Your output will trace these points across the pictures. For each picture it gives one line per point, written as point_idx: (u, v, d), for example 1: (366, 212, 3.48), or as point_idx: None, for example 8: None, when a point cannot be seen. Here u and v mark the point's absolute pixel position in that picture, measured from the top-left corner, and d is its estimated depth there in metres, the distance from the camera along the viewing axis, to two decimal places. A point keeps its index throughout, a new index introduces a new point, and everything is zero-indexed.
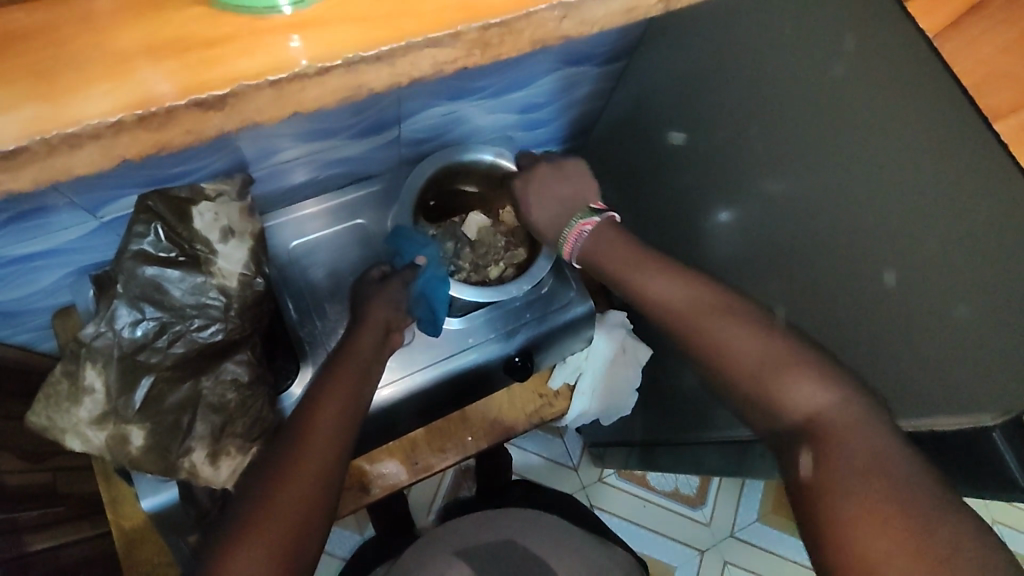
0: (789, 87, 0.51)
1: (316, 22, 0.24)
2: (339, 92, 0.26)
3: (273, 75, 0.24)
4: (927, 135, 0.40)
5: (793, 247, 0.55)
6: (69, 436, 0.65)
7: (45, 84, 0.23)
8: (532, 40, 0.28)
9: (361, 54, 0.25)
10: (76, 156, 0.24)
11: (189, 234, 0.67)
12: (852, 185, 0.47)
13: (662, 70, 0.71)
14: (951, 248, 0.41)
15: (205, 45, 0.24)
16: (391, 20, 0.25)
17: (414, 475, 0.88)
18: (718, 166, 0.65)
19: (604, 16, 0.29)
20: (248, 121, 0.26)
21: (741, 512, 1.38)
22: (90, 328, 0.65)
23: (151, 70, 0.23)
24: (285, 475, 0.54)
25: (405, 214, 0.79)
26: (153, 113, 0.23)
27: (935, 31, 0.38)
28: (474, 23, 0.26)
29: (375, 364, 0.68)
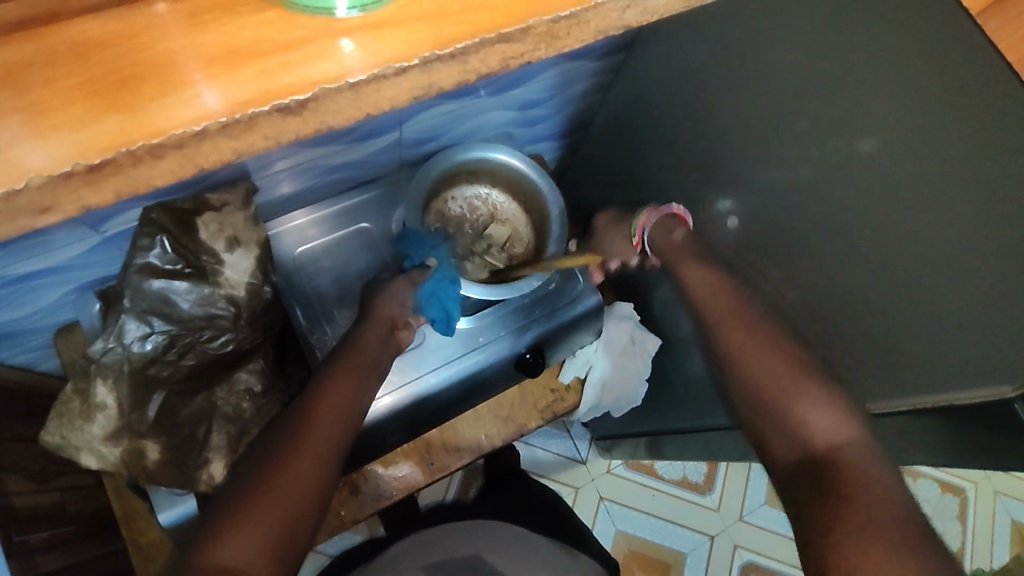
0: (783, 75, 0.50)
1: (389, 22, 0.25)
2: (408, 94, 0.26)
3: (351, 77, 0.24)
4: (933, 119, 0.40)
5: (789, 237, 0.54)
6: (84, 453, 0.64)
7: (127, 97, 0.23)
8: (597, 31, 0.28)
9: (438, 52, 0.25)
10: (156, 167, 0.24)
11: (195, 246, 0.65)
12: (853, 172, 0.46)
13: (653, 65, 0.70)
14: (948, 232, 0.40)
15: (282, 50, 0.24)
16: (465, 15, 0.25)
17: (431, 476, 0.88)
18: (710, 155, 0.64)
19: (665, 6, 0.28)
20: (324, 126, 0.26)
21: (749, 496, 1.39)
22: (99, 343, 0.63)
23: (227, 79, 0.24)
24: (283, 464, 0.55)
25: (413, 214, 0.78)
26: (237, 120, 0.23)
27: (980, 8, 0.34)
28: (545, 15, 0.25)
29: (382, 360, 0.67)
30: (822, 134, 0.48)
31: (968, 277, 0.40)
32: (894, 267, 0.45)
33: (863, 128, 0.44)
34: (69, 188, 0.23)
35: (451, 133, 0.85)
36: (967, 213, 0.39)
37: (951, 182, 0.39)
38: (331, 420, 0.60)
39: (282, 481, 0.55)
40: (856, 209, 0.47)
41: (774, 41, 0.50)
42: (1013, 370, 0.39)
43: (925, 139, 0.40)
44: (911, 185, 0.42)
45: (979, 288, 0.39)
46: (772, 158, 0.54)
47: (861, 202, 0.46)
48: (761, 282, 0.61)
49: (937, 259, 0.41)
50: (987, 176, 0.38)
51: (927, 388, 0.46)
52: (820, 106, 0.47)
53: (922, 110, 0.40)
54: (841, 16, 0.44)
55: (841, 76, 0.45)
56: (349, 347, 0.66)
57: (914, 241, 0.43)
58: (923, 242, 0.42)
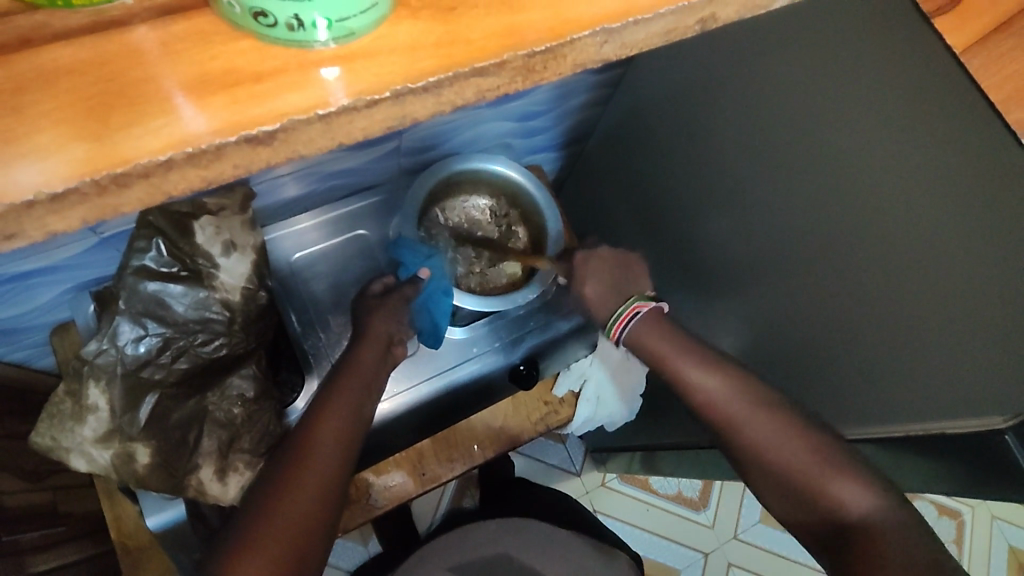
0: (779, 103, 0.49)
1: (363, 53, 0.24)
2: (381, 125, 0.25)
3: (321, 109, 0.23)
4: (937, 155, 0.38)
5: (783, 264, 0.54)
6: (74, 456, 0.61)
7: (95, 123, 0.22)
8: (575, 65, 0.26)
9: (410, 85, 0.24)
10: (124, 196, 0.23)
11: (191, 249, 0.64)
12: (855, 202, 0.45)
13: (652, 84, 0.69)
14: (951, 268, 0.39)
15: (254, 80, 0.23)
16: (440, 49, 0.24)
17: (422, 486, 0.86)
18: (707, 177, 0.63)
19: (644, 40, 0.27)
20: (295, 156, 0.25)
21: (744, 514, 1.38)
22: (92, 345, 0.62)
23: (199, 105, 0.23)
24: (286, 485, 0.56)
25: (409, 224, 0.77)
26: (202, 150, 0.22)
27: (962, 48, 0.35)
28: (519, 50, 0.24)
29: (378, 377, 0.67)
30: (824, 164, 0.47)
31: (964, 315, 0.39)
32: (896, 303, 0.43)
33: (869, 158, 0.43)
34: (33, 216, 0.22)
35: (450, 143, 0.85)
36: (970, 249, 0.38)
37: (953, 219, 0.38)
38: (329, 436, 0.59)
39: (283, 510, 0.54)
40: (857, 239, 0.46)
41: (776, 63, 0.49)
42: (1002, 404, 0.38)
43: (924, 174, 0.39)
44: (912, 218, 0.41)
45: (980, 328, 0.38)
46: (773, 180, 0.52)
47: (858, 234, 0.45)
48: (751, 307, 0.60)
49: (934, 296, 0.40)
50: (987, 215, 0.37)
51: (900, 416, 0.46)
52: (821, 132, 0.46)
53: (926, 143, 0.39)
54: (846, 46, 0.43)
55: (849, 108, 0.44)
56: (349, 365, 0.66)
57: (908, 276, 0.42)
58: (925, 276, 0.41)
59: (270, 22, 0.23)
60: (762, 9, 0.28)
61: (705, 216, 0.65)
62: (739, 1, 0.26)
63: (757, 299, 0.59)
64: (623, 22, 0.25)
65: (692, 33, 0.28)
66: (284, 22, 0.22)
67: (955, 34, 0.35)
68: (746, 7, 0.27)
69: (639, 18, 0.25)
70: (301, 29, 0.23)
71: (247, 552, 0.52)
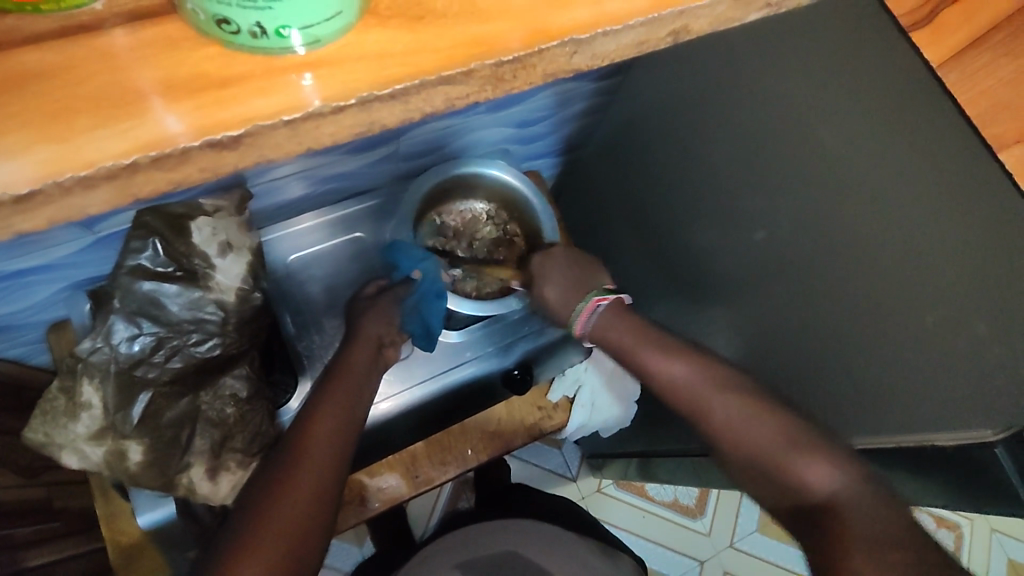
0: (769, 113, 0.49)
1: (330, 60, 0.24)
2: (350, 131, 0.25)
3: (287, 115, 0.23)
4: (922, 169, 0.38)
5: (773, 275, 0.53)
6: (66, 452, 0.62)
7: (60, 125, 0.22)
8: (545, 75, 0.26)
9: (376, 93, 0.24)
10: (91, 198, 0.22)
11: (187, 249, 0.63)
12: (843, 214, 0.45)
13: (648, 91, 0.69)
14: (938, 281, 0.39)
15: (222, 84, 0.23)
16: (408, 57, 0.24)
17: (415, 489, 0.86)
18: (700, 186, 0.62)
19: (616, 51, 0.26)
20: (262, 161, 0.25)
21: (741, 523, 1.37)
22: (86, 343, 0.62)
23: (168, 110, 0.23)
24: (282, 487, 0.54)
25: (403, 227, 0.77)
26: (168, 154, 0.22)
27: (940, 62, 0.35)
28: (487, 59, 0.24)
29: (370, 379, 0.67)
30: (815, 176, 0.46)
31: (955, 328, 0.39)
32: (887, 316, 0.43)
33: (857, 172, 0.43)
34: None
35: (448, 148, 0.85)
36: (958, 264, 0.38)
37: (941, 233, 0.38)
38: (324, 438, 0.58)
39: (279, 510, 0.52)
40: (846, 252, 0.45)
41: (766, 73, 0.49)
42: (998, 417, 0.38)
43: (910, 188, 0.39)
44: (900, 230, 0.41)
45: (968, 342, 0.38)
46: (764, 189, 0.52)
47: (846, 246, 0.45)
48: (743, 316, 0.59)
49: (926, 309, 0.40)
50: (972, 230, 0.36)
51: (892, 428, 0.46)
52: (810, 143, 0.46)
53: (911, 159, 0.39)
54: (835, 58, 0.42)
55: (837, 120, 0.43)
56: (340, 368, 0.66)
57: (898, 288, 0.42)
58: (914, 289, 0.40)
59: (233, 29, 0.22)
60: (736, 22, 0.28)
61: (699, 225, 0.64)
62: (711, 12, 0.26)
63: (749, 309, 0.58)
64: (593, 33, 0.25)
65: (664, 45, 0.28)
66: (247, 29, 0.22)
67: (931, 48, 0.35)
68: (718, 20, 0.27)
69: (608, 29, 0.25)
70: (264, 37, 0.22)
71: (242, 555, 0.50)
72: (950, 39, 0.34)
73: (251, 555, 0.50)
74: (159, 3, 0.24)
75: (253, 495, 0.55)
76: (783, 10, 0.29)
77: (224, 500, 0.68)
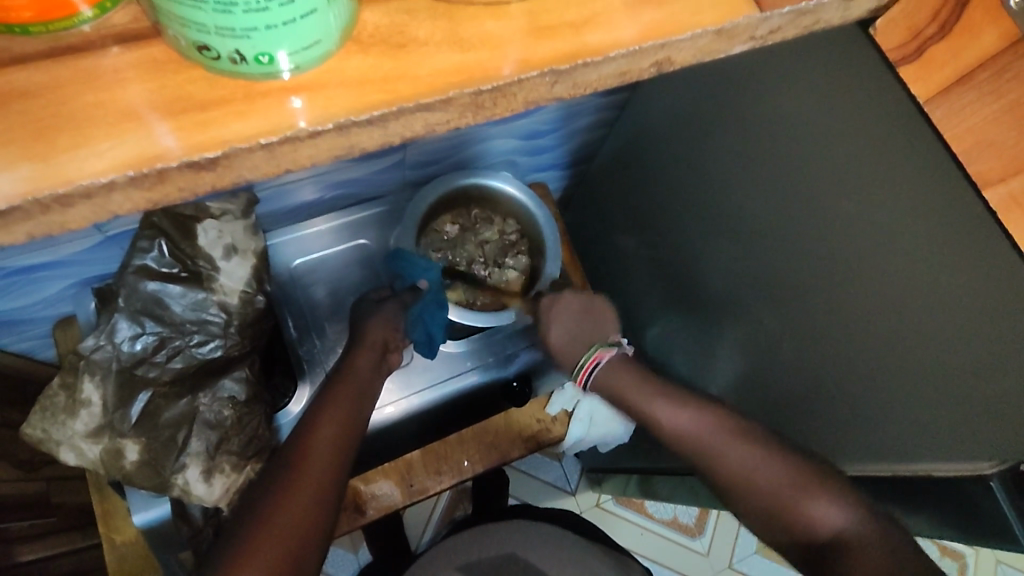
0: (771, 139, 0.49)
1: (316, 84, 0.24)
2: (328, 153, 0.25)
3: (264, 138, 0.23)
4: (918, 203, 0.38)
5: (772, 300, 0.53)
6: (64, 449, 0.61)
7: (42, 143, 0.22)
8: (526, 103, 0.26)
9: (355, 118, 0.24)
10: (69, 214, 0.23)
11: (193, 251, 0.64)
12: (842, 243, 0.44)
13: (654, 111, 0.69)
14: (936, 315, 0.39)
15: (200, 108, 0.23)
16: (387, 83, 0.24)
17: (409, 498, 0.85)
18: (702, 207, 0.62)
19: (597, 81, 0.27)
20: (242, 181, 0.25)
21: (740, 543, 1.36)
22: (89, 341, 0.62)
23: (152, 129, 0.23)
24: (283, 494, 0.54)
25: (408, 237, 0.77)
26: (146, 173, 0.22)
27: (928, 97, 0.31)
28: (467, 87, 0.24)
29: (374, 384, 0.66)
30: (815, 206, 0.46)
31: (953, 363, 0.38)
32: (885, 348, 0.43)
33: (856, 203, 0.42)
34: None
35: (457, 157, 0.85)
36: (953, 297, 0.37)
37: (937, 266, 0.38)
38: (327, 443, 0.57)
39: (280, 519, 0.52)
40: (843, 281, 0.45)
41: (769, 98, 0.48)
42: (993, 454, 0.37)
43: (912, 219, 0.38)
44: (899, 262, 0.40)
45: (966, 376, 0.38)
46: (765, 214, 0.52)
47: (845, 275, 0.44)
48: (741, 339, 0.59)
49: (925, 344, 0.40)
50: (964, 265, 0.36)
51: (888, 456, 0.45)
52: (812, 171, 0.45)
53: (910, 194, 0.38)
54: (835, 89, 0.42)
55: (838, 151, 0.43)
56: (344, 372, 0.65)
57: (894, 317, 0.41)
58: (915, 321, 0.40)
59: (213, 55, 0.22)
60: (720, 54, 0.28)
61: (702, 246, 0.64)
62: (694, 45, 0.26)
63: (747, 332, 0.58)
64: (573, 65, 0.25)
65: (648, 76, 0.28)
66: (226, 55, 0.22)
67: (920, 84, 0.31)
68: (703, 52, 0.27)
69: (588, 61, 0.25)
70: (244, 63, 0.22)
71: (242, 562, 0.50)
72: (942, 71, 0.30)
73: (252, 554, 0.50)
74: (144, 25, 0.24)
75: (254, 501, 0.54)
76: (768, 45, 0.28)
77: (217, 503, 0.64)
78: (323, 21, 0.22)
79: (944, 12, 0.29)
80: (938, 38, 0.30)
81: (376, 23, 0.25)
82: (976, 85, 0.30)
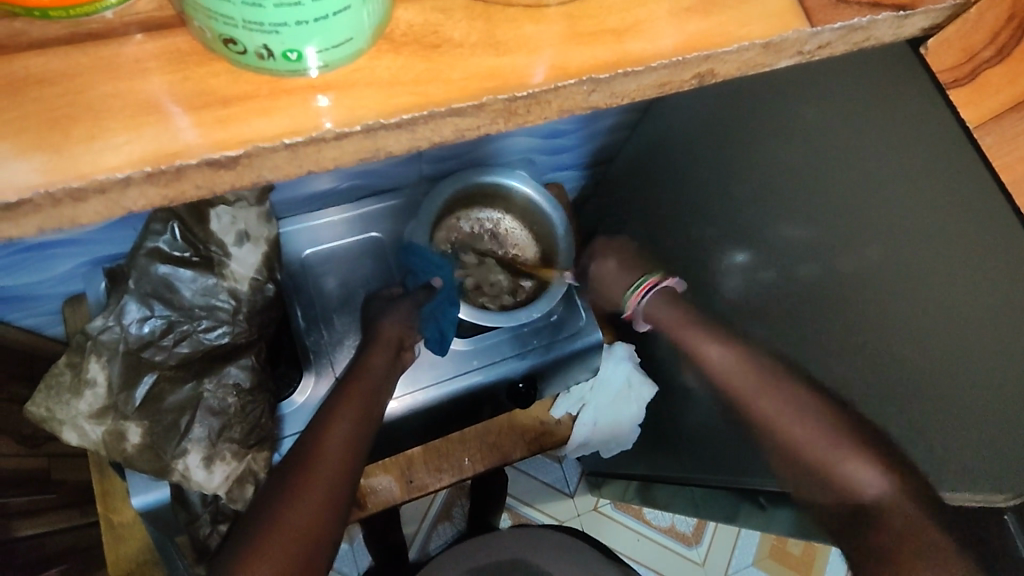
0: (804, 152, 0.47)
1: (343, 84, 0.23)
2: (353, 156, 0.24)
3: (288, 139, 0.22)
4: (957, 230, 0.36)
5: (794, 317, 0.51)
6: (67, 429, 0.60)
7: (58, 134, 0.21)
8: (560, 110, 0.25)
9: (384, 122, 0.23)
10: (82, 209, 0.22)
11: (205, 236, 0.62)
12: (871, 266, 0.43)
13: (680, 115, 0.67)
14: (963, 348, 0.37)
15: (222, 103, 0.22)
16: (418, 86, 0.23)
17: (409, 494, 0.84)
18: (724, 218, 0.61)
19: (636, 91, 0.25)
20: (261, 181, 0.24)
21: (737, 554, 1.34)
22: (98, 321, 0.61)
23: (169, 124, 0.22)
24: (295, 493, 0.53)
25: (420, 231, 0.75)
26: (163, 171, 0.22)
27: (978, 123, 0.29)
28: (501, 94, 0.23)
29: (388, 383, 0.65)
30: (843, 228, 0.44)
31: (980, 399, 0.37)
32: (907, 377, 0.41)
33: (885, 228, 0.41)
34: None
35: (474, 154, 0.83)
36: (981, 335, 0.36)
37: (964, 301, 0.37)
38: (341, 441, 0.57)
39: (290, 518, 0.52)
40: (864, 306, 0.44)
41: (804, 111, 0.47)
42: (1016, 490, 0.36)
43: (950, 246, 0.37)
44: (930, 290, 0.39)
45: (996, 413, 0.36)
46: (790, 230, 0.50)
47: (870, 297, 0.43)
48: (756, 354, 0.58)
49: (949, 376, 0.38)
50: (996, 300, 0.35)
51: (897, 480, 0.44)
52: (843, 189, 0.44)
53: (947, 217, 0.37)
54: (876, 108, 0.41)
55: (874, 171, 0.41)
56: (355, 371, 0.64)
57: (916, 345, 0.40)
58: (941, 351, 0.39)
59: (239, 49, 0.21)
60: (767, 68, 0.27)
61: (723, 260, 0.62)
62: (739, 58, 0.25)
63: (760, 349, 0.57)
64: (613, 75, 0.24)
65: (689, 87, 0.27)
66: (253, 50, 0.21)
67: (970, 109, 0.30)
68: (747, 65, 0.26)
69: (629, 70, 0.24)
70: (271, 58, 0.21)
71: (251, 559, 0.50)
72: (995, 99, 0.29)
73: (262, 553, 0.50)
74: (168, 15, 0.23)
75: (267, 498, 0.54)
76: (817, 60, 0.27)
77: (216, 490, 0.64)
78: (356, 19, 0.21)
79: (1003, 35, 0.28)
80: (995, 62, 0.29)
81: (409, 22, 0.24)
82: None
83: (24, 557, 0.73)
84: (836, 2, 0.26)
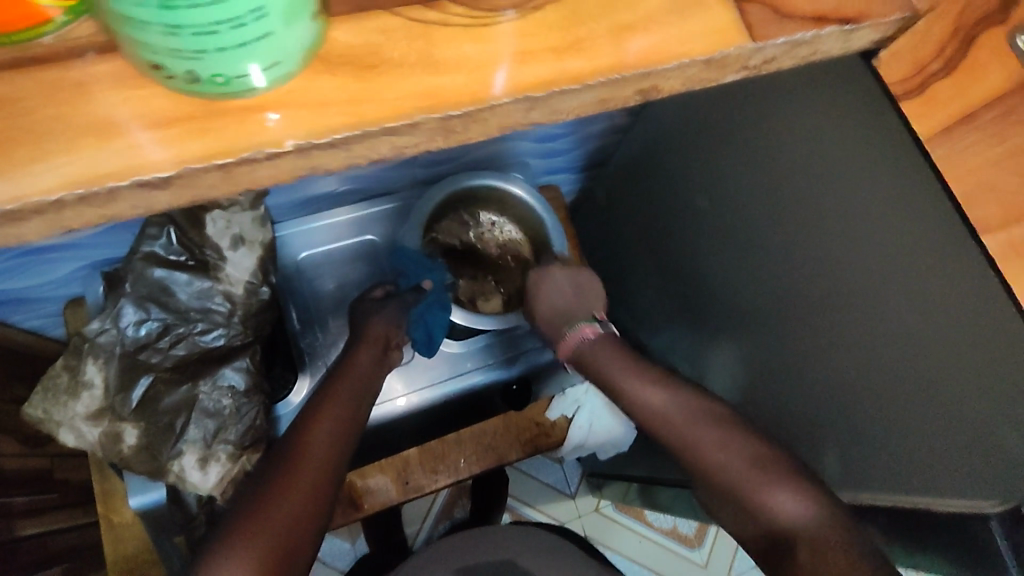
0: (778, 159, 0.47)
1: (280, 103, 0.23)
2: (291, 173, 0.25)
3: (219, 160, 0.23)
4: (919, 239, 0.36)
5: (771, 323, 0.51)
6: (64, 429, 0.61)
7: None
8: (502, 126, 0.26)
9: (315, 142, 0.23)
10: (21, 228, 0.23)
11: (201, 241, 0.64)
12: (841, 274, 0.43)
13: (663, 120, 0.67)
14: (927, 353, 0.38)
15: (159, 125, 0.23)
16: (354, 105, 0.24)
17: (404, 494, 0.83)
18: (706, 223, 0.60)
19: (577, 107, 0.26)
20: (200, 198, 0.24)
21: (739, 556, 1.34)
22: (95, 324, 0.62)
23: (104, 148, 0.23)
24: (277, 490, 0.53)
25: (412, 234, 0.76)
26: (95, 192, 0.22)
27: (931, 135, 0.30)
28: (435, 112, 0.24)
29: (374, 380, 0.65)
30: (814, 235, 0.45)
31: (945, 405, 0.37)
32: (874, 384, 0.41)
33: (854, 235, 0.41)
34: None
35: (468, 158, 0.84)
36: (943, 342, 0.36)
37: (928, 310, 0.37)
38: (326, 440, 0.57)
39: (273, 515, 0.52)
40: (832, 313, 0.44)
41: (778, 118, 0.47)
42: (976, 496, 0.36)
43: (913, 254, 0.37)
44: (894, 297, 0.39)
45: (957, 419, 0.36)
46: (767, 235, 0.50)
47: (840, 304, 0.43)
48: (738, 357, 0.57)
49: (913, 382, 0.39)
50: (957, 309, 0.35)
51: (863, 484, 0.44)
52: (814, 196, 0.44)
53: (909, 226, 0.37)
54: (844, 117, 0.40)
55: (842, 179, 0.41)
56: (343, 370, 0.64)
57: (883, 353, 0.40)
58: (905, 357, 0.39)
59: (167, 74, 0.21)
60: (713, 82, 0.27)
61: (705, 264, 0.62)
62: (681, 74, 0.26)
63: (741, 353, 0.57)
64: (550, 93, 0.25)
65: (635, 102, 0.27)
66: (181, 75, 0.21)
67: (922, 120, 0.30)
68: (692, 81, 0.26)
69: (565, 88, 0.24)
70: (199, 83, 0.22)
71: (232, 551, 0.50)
72: (939, 114, 0.30)
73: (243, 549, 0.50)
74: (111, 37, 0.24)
75: (249, 493, 0.54)
76: (764, 74, 0.28)
77: (211, 492, 0.63)
78: (283, 44, 0.21)
79: (949, 48, 0.30)
80: (943, 73, 0.30)
81: (348, 42, 0.24)
82: (980, 128, 0.29)
83: (31, 555, 0.74)
84: (780, 17, 0.26)
